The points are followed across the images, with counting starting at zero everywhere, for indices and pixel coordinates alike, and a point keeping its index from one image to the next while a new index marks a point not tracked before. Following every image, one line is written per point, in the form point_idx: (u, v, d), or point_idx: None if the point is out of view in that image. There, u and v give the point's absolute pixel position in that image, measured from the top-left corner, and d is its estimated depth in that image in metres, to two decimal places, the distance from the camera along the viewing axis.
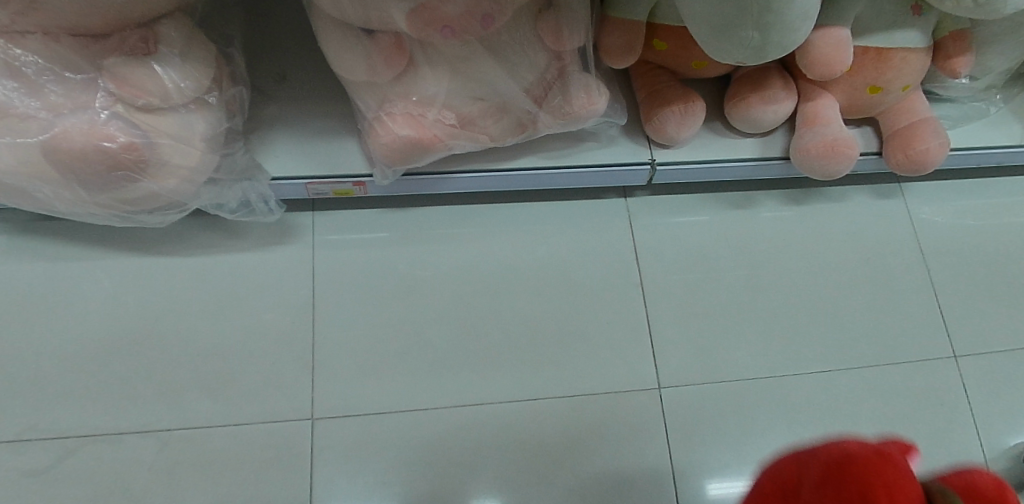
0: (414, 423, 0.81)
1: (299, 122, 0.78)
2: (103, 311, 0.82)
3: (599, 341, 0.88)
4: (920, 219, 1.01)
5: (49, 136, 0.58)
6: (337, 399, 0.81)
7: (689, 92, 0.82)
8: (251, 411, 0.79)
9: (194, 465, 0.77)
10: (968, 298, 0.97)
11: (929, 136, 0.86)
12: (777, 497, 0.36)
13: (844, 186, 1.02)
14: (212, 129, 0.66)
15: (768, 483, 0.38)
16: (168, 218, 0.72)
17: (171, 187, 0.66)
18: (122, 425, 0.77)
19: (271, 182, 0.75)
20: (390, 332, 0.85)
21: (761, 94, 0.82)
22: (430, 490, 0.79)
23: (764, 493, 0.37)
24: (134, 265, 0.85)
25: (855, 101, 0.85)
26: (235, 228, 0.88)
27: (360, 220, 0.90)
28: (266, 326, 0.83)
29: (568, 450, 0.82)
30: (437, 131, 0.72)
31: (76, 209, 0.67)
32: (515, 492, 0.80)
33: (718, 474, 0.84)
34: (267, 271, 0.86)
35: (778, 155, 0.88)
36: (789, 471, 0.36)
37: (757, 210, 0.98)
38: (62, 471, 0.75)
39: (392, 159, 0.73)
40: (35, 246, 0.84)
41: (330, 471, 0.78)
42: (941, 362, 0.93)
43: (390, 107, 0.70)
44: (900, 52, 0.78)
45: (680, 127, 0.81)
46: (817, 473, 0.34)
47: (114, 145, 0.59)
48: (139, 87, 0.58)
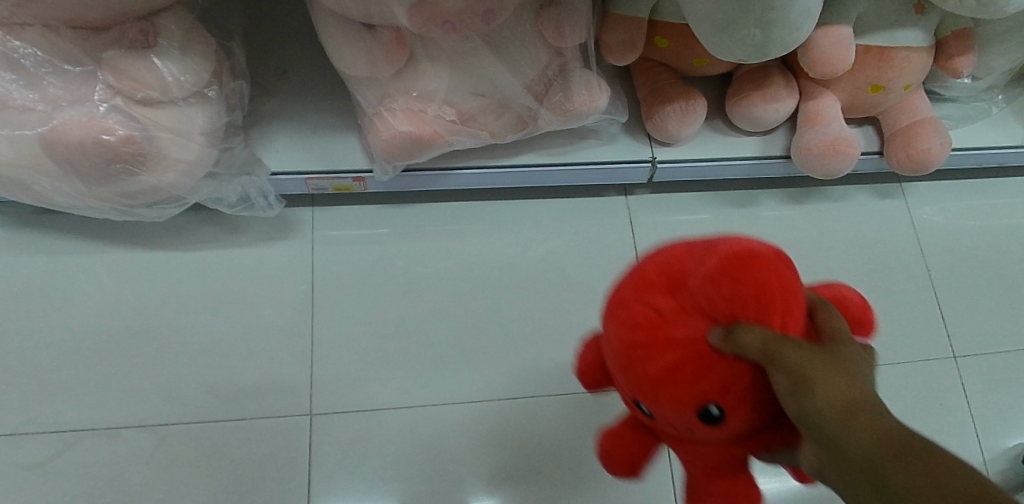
0: (413, 419, 0.81)
1: (299, 117, 0.78)
2: (103, 305, 0.82)
3: None
4: (920, 219, 1.01)
5: (47, 129, 0.58)
6: (336, 395, 0.81)
7: (691, 90, 0.82)
8: (250, 406, 0.79)
9: (192, 460, 0.77)
10: (968, 299, 0.97)
11: (930, 136, 0.85)
12: (664, 283, 0.43)
13: (845, 185, 1.02)
14: (212, 123, 0.66)
15: (653, 271, 0.44)
16: (167, 212, 0.72)
17: (170, 181, 0.66)
18: (121, 419, 0.77)
19: (271, 177, 0.75)
20: (390, 328, 0.85)
21: (763, 92, 0.82)
22: (429, 487, 0.79)
23: (646, 277, 0.44)
24: (134, 258, 0.85)
25: (856, 100, 0.85)
26: (234, 223, 0.87)
27: (360, 216, 0.90)
28: (265, 322, 0.83)
29: (566, 448, 0.82)
30: (437, 127, 0.71)
31: (74, 202, 0.67)
32: (513, 489, 0.80)
33: None
34: (267, 266, 0.86)
35: (779, 154, 0.88)
36: (677, 261, 0.43)
37: (758, 209, 0.98)
38: (60, 465, 0.75)
39: (392, 155, 0.73)
40: (34, 239, 0.84)
41: (328, 467, 0.78)
42: (940, 362, 0.93)
43: (391, 102, 0.70)
44: (902, 51, 0.78)
45: (681, 125, 0.81)
46: (702, 260, 0.42)
47: (112, 138, 0.59)
48: (138, 80, 0.58)
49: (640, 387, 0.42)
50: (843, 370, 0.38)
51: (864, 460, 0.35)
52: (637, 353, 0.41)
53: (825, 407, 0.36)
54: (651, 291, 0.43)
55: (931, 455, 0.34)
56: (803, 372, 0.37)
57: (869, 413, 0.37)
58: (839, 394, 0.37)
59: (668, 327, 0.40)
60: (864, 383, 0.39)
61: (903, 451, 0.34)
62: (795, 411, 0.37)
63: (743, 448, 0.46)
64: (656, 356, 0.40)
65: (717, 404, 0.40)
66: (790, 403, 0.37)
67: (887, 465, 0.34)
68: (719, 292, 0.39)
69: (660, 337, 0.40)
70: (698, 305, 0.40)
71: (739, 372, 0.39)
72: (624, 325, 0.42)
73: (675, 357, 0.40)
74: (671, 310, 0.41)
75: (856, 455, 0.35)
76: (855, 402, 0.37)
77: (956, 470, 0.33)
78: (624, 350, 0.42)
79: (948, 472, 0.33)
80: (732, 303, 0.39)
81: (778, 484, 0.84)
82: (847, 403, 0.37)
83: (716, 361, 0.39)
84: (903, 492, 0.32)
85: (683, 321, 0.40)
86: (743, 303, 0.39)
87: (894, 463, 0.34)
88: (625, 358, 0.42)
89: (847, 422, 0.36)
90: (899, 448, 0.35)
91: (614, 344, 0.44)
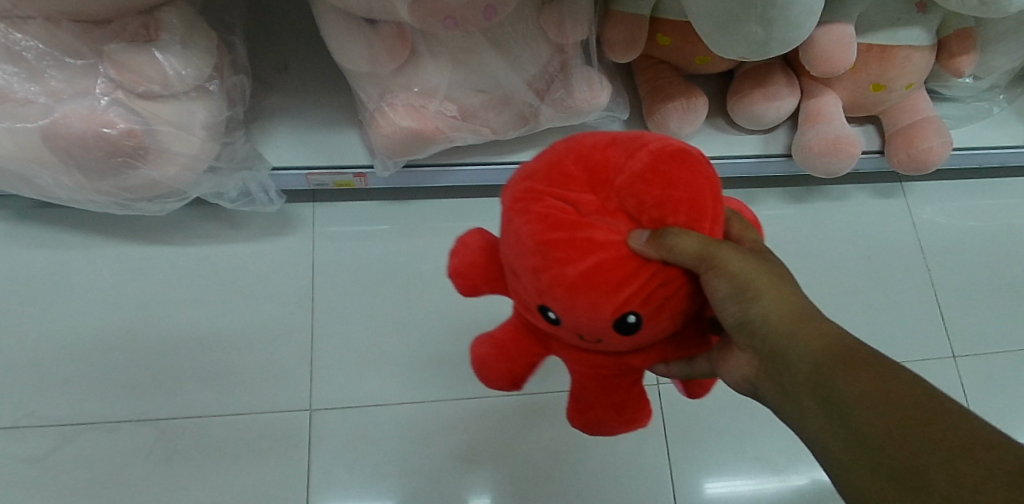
0: (412, 415, 0.81)
1: (300, 112, 0.78)
2: (103, 298, 0.82)
3: None
4: (921, 219, 1.01)
5: (48, 122, 0.58)
6: (335, 391, 0.81)
7: (692, 87, 0.82)
8: (250, 401, 0.79)
9: (191, 454, 0.77)
10: (968, 299, 0.97)
11: (931, 135, 0.85)
12: (585, 175, 0.35)
13: (846, 184, 1.02)
14: (212, 117, 0.66)
15: (570, 161, 0.36)
16: (168, 206, 0.72)
17: (171, 175, 0.66)
18: (121, 413, 0.77)
19: (272, 172, 0.75)
20: (390, 324, 0.85)
21: (764, 90, 0.82)
22: (428, 484, 0.79)
23: (558, 165, 0.36)
24: (134, 252, 0.84)
25: (858, 98, 0.85)
26: (235, 217, 0.87)
27: (360, 212, 0.90)
28: (265, 316, 0.83)
29: (565, 444, 0.82)
30: (438, 122, 0.71)
31: (76, 196, 0.67)
32: (512, 485, 0.80)
33: (716, 471, 0.84)
34: (267, 261, 0.86)
35: (780, 152, 0.88)
36: (599, 152, 0.36)
37: (759, 207, 0.98)
38: (60, 458, 0.75)
39: (393, 151, 0.73)
40: (35, 232, 0.84)
41: (327, 463, 0.78)
42: (940, 362, 0.93)
43: (392, 97, 0.70)
44: (904, 50, 0.78)
45: (682, 122, 0.81)
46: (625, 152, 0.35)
47: (114, 132, 0.59)
48: (139, 73, 0.58)
49: (545, 293, 0.35)
50: (784, 285, 0.40)
51: (809, 368, 0.36)
52: (550, 253, 0.33)
53: (768, 315, 0.39)
54: (568, 181, 0.35)
55: (873, 359, 0.34)
56: (738, 275, 0.37)
57: (813, 322, 0.37)
58: (784, 309, 0.38)
59: (587, 224, 0.33)
60: (802, 292, 0.40)
61: (847, 355, 0.35)
62: (737, 317, 0.39)
63: (642, 359, 0.42)
64: (570, 254, 0.33)
65: (636, 314, 0.35)
66: (731, 311, 0.39)
67: (833, 373, 0.34)
68: (648, 192, 0.34)
69: (578, 237, 0.33)
70: (623, 206, 0.34)
71: (663, 278, 0.34)
72: (533, 221, 0.34)
73: (596, 259, 0.33)
74: (592, 207, 0.34)
75: (801, 367, 0.36)
76: (799, 318, 0.38)
77: (895, 373, 0.33)
78: (534, 251, 0.34)
79: (903, 382, 0.32)
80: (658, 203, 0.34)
81: (776, 483, 0.84)
82: (791, 315, 0.38)
83: (641, 267, 0.34)
84: (851, 396, 0.33)
85: (603, 217, 0.34)
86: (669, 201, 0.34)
87: (840, 369, 0.34)
88: (534, 260, 0.34)
89: (792, 333, 0.37)
90: (847, 355, 0.35)
91: (519, 245, 0.35)
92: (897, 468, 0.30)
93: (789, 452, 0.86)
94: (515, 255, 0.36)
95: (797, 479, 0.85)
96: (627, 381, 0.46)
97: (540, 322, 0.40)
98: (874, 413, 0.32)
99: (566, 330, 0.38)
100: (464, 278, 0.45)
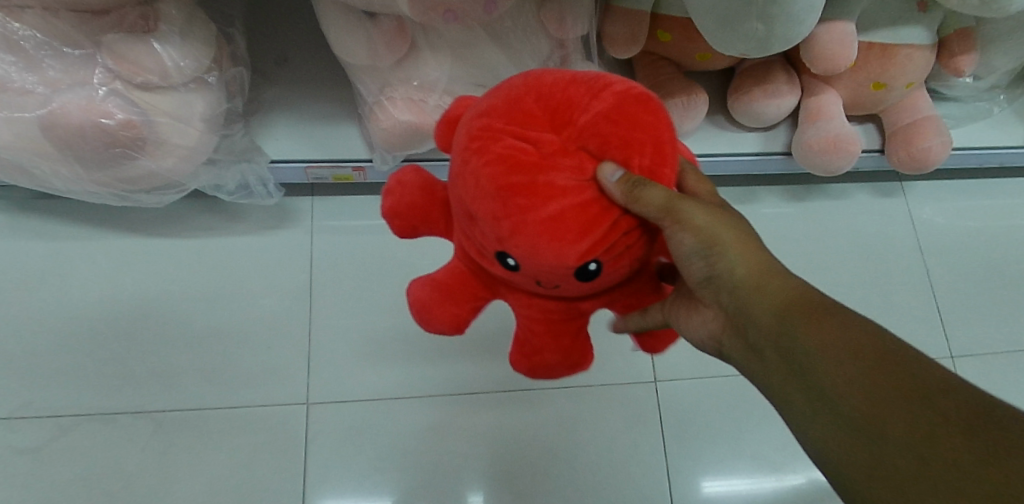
0: (410, 411, 0.81)
1: (300, 105, 0.77)
2: (100, 290, 0.82)
3: (596, 333, 0.88)
4: (920, 218, 1.01)
5: (46, 112, 0.57)
6: (333, 385, 0.81)
7: (693, 84, 0.82)
8: (247, 394, 0.79)
9: (188, 446, 0.77)
10: (967, 299, 0.97)
11: (931, 134, 0.85)
12: (545, 116, 0.34)
13: (846, 183, 1.01)
14: (212, 109, 0.66)
15: (530, 99, 0.35)
16: (167, 198, 0.72)
17: (169, 166, 0.66)
18: (117, 405, 0.77)
19: (271, 164, 0.75)
20: (388, 319, 0.84)
21: (764, 88, 0.81)
22: (425, 479, 0.79)
23: (513, 107, 0.35)
24: (131, 244, 0.84)
25: (858, 97, 0.85)
26: (233, 210, 0.87)
27: (359, 206, 0.89)
28: (263, 310, 0.83)
29: (563, 441, 0.82)
30: (438, 117, 0.71)
31: (74, 187, 0.66)
32: (509, 482, 0.80)
33: (713, 469, 0.84)
34: (266, 255, 0.85)
35: (780, 150, 0.88)
36: (560, 91, 0.35)
37: (758, 205, 0.98)
38: (57, 449, 0.75)
39: (392, 145, 0.72)
40: (32, 223, 0.84)
41: (324, 458, 0.78)
42: (939, 362, 0.93)
43: (391, 91, 0.70)
44: (905, 49, 0.77)
45: (680, 119, 0.82)
46: (575, 92, 0.35)
47: (111, 122, 0.59)
48: (138, 64, 0.58)
49: (502, 235, 0.34)
50: (751, 240, 0.41)
51: (772, 320, 0.37)
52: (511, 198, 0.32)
53: (733, 268, 0.40)
54: (529, 124, 0.34)
55: (837, 310, 0.35)
56: (702, 228, 0.39)
57: (778, 277, 0.38)
58: (750, 264, 0.39)
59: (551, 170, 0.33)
60: (769, 247, 0.41)
61: (810, 304, 0.36)
62: (703, 270, 0.40)
63: (590, 302, 0.43)
64: (533, 198, 0.32)
65: (598, 262, 0.35)
66: (697, 265, 0.40)
67: (795, 326, 0.35)
68: (610, 135, 0.34)
69: (541, 181, 0.32)
70: (585, 147, 0.34)
71: (625, 225, 0.35)
72: (492, 163, 0.33)
73: (560, 205, 0.33)
74: (553, 148, 0.33)
75: (764, 320, 0.37)
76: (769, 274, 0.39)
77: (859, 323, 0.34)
78: (494, 196, 0.33)
79: (862, 332, 0.33)
80: (617, 145, 0.34)
81: (773, 482, 0.84)
82: (757, 268, 0.39)
83: (605, 212, 0.34)
84: (811, 348, 0.34)
85: (565, 160, 0.33)
86: (628, 142, 0.34)
87: (801, 320, 0.35)
88: (494, 206, 0.33)
89: (757, 287, 0.38)
90: (807, 304, 0.36)
91: (477, 188, 0.34)
92: (851, 416, 0.31)
93: (787, 451, 0.86)
94: (471, 196, 0.35)
95: (794, 478, 0.85)
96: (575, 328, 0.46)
97: (490, 265, 0.39)
98: (831, 363, 0.33)
99: (521, 276, 0.37)
100: (402, 219, 0.45)
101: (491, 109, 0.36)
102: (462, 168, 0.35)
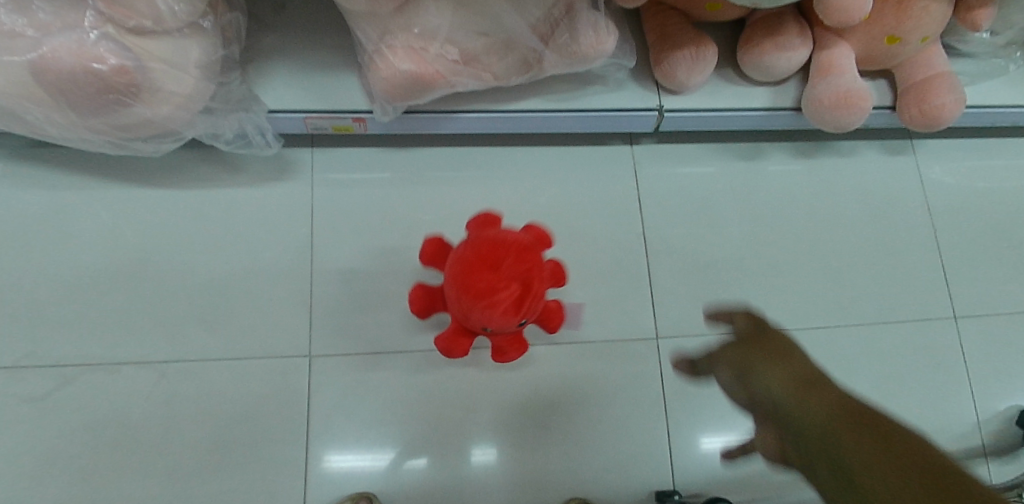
0: (412, 365, 0.81)
1: (297, 53, 0.75)
2: (100, 242, 0.81)
3: (599, 290, 0.87)
4: (930, 177, 0.99)
5: (37, 56, 0.56)
6: (335, 339, 0.81)
7: (702, 36, 0.79)
8: (250, 346, 0.80)
9: (192, 396, 0.77)
10: (973, 261, 0.96)
11: (945, 91, 0.83)
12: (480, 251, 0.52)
13: (855, 140, 0.99)
14: (207, 56, 0.64)
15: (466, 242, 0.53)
16: (163, 147, 0.71)
17: (164, 114, 0.64)
18: (121, 355, 0.78)
19: (269, 115, 0.73)
20: (390, 274, 0.84)
21: (775, 40, 0.79)
22: (427, 432, 0.79)
23: (469, 270, 0.69)
24: (129, 195, 0.83)
25: (872, 51, 0.82)
26: (232, 162, 0.86)
27: (359, 160, 0.88)
28: (264, 264, 0.83)
29: (564, 395, 0.83)
30: (439, 66, 0.69)
31: (68, 134, 0.65)
32: (510, 435, 0.81)
33: (713, 425, 0.85)
34: (266, 208, 0.85)
35: (789, 106, 0.86)
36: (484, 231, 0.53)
37: (765, 162, 0.96)
38: (63, 397, 0.76)
39: (392, 96, 0.71)
40: (28, 172, 0.83)
41: (327, 410, 0.78)
42: (942, 322, 0.93)
43: (391, 39, 0.67)
44: (922, 1, 0.74)
45: (690, 73, 0.79)
46: (494, 242, 0.70)
47: (104, 67, 0.57)
48: (130, 7, 0.55)
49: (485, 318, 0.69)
50: (780, 363, 0.52)
51: (818, 429, 0.43)
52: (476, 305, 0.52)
53: (769, 388, 0.50)
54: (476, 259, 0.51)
55: (876, 419, 0.42)
56: (755, 382, 0.52)
57: (822, 400, 0.45)
58: (779, 381, 0.50)
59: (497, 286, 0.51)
60: (807, 361, 0.51)
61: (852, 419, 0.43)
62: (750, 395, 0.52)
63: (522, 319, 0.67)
64: (495, 310, 0.68)
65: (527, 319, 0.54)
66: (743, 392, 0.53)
67: (832, 434, 0.42)
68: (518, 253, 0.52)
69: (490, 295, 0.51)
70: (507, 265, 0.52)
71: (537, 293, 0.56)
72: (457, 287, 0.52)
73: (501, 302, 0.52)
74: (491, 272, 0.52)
75: (810, 427, 0.44)
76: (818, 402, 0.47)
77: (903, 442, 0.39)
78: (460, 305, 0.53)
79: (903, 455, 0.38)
80: (520, 266, 0.69)
81: None
82: (797, 384, 0.49)
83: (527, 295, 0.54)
84: (851, 464, 0.40)
85: (502, 286, 0.68)
86: (524, 262, 0.69)
87: (843, 434, 0.41)
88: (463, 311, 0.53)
89: (798, 406, 0.46)
90: (853, 417, 0.42)
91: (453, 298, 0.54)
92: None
93: None
94: (464, 310, 0.70)
95: None
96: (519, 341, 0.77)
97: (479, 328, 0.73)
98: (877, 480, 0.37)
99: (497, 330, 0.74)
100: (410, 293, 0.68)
101: (456, 265, 0.71)
102: (454, 299, 0.71)
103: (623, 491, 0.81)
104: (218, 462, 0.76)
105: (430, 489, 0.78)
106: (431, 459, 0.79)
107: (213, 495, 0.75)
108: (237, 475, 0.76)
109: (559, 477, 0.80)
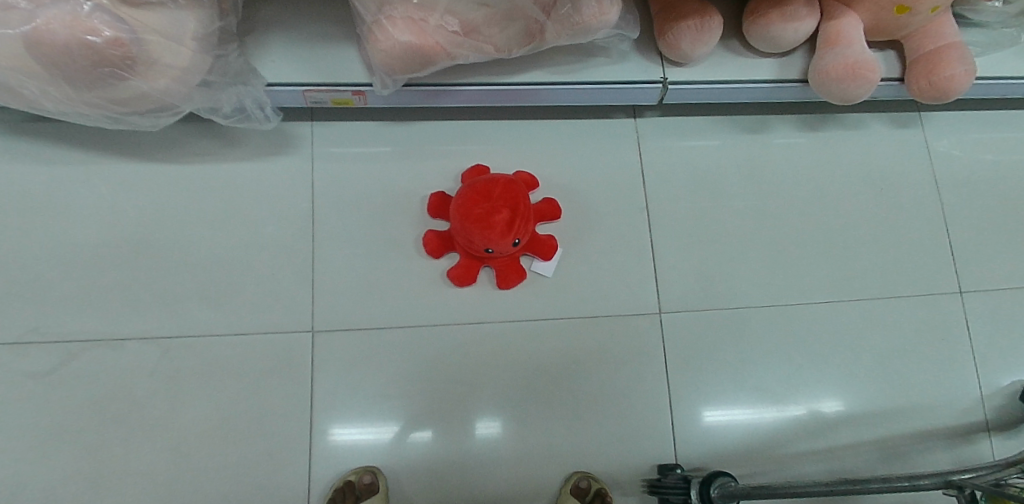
0: (415, 340, 0.81)
1: (295, 26, 0.74)
2: (100, 218, 0.81)
3: (602, 264, 0.87)
4: (937, 150, 0.98)
5: (31, 29, 0.54)
6: (338, 315, 0.81)
7: (707, 6, 0.78)
8: (252, 322, 0.80)
9: (195, 372, 0.78)
10: (980, 235, 0.95)
11: (955, 62, 0.81)
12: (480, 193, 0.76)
13: (862, 112, 0.98)
14: (202, 27, 0.63)
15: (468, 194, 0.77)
16: (160, 121, 0.70)
17: (162, 88, 0.63)
18: (124, 331, 0.78)
19: (268, 88, 0.73)
20: (392, 250, 0.84)
21: (784, 10, 0.77)
22: (431, 407, 0.80)
23: (465, 199, 0.76)
24: (128, 171, 0.83)
25: (880, 21, 0.80)
26: (231, 137, 0.85)
27: (360, 134, 0.87)
28: (265, 240, 0.82)
29: (566, 370, 0.83)
30: (439, 38, 0.67)
31: (65, 108, 0.64)
32: (513, 410, 0.81)
33: (715, 399, 0.85)
34: (266, 184, 0.84)
35: (796, 77, 0.84)
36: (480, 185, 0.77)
37: (770, 135, 0.95)
38: (67, 373, 0.76)
39: (393, 68, 0.70)
40: (26, 148, 0.82)
41: (330, 385, 0.79)
42: (947, 297, 0.92)
43: (390, 9, 0.65)
44: None
45: (695, 44, 0.77)
46: (487, 178, 0.78)
47: (99, 40, 0.55)
48: None
49: (480, 239, 0.75)
50: None
51: None
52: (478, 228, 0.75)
53: None
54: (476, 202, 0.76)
55: None
56: None
57: None
58: None
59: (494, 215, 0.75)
60: None
61: None
62: None
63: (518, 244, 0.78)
64: (488, 229, 0.74)
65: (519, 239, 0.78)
66: None
67: None
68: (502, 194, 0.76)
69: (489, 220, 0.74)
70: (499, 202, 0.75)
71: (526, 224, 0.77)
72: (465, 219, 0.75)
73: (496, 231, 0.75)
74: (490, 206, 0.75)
75: None
76: None
77: None
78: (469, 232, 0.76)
79: None
80: (508, 194, 0.76)
81: (774, 413, 0.86)
82: None
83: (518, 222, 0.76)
84: None
85: (495, 209, 0.75)
86: (512, 190, 0.77)
87: None
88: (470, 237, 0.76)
89: None
90: None
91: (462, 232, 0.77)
92: None
93: (788, 383, 0.87)
94: (461, 233, 0.77)
95: (793, 409, 0.86)
96: (516, 266, 0.82)
97: (479, 252, 0.79)
98: None
99: (495, 253, 0.79)
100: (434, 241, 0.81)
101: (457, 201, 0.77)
102: (455, 227, 0.78)
103: (625, 464, 0.81)
104: (223, 436, 0.77)
105: (434, 462, 0.79)
106: (434, 433, 0.79)
107: (218, 468, 0.76)
108: (242, 449, 0.76)
109: (562, 450, 0.81)
